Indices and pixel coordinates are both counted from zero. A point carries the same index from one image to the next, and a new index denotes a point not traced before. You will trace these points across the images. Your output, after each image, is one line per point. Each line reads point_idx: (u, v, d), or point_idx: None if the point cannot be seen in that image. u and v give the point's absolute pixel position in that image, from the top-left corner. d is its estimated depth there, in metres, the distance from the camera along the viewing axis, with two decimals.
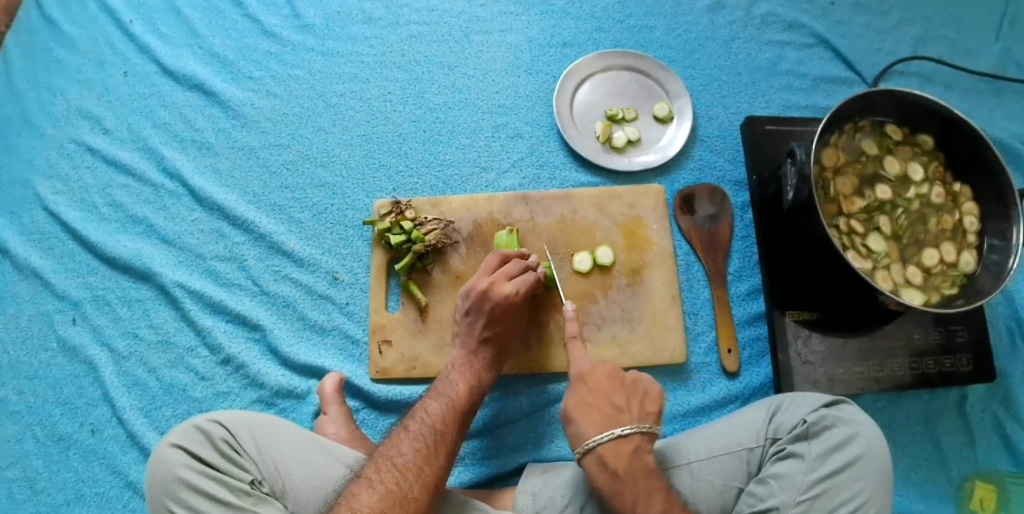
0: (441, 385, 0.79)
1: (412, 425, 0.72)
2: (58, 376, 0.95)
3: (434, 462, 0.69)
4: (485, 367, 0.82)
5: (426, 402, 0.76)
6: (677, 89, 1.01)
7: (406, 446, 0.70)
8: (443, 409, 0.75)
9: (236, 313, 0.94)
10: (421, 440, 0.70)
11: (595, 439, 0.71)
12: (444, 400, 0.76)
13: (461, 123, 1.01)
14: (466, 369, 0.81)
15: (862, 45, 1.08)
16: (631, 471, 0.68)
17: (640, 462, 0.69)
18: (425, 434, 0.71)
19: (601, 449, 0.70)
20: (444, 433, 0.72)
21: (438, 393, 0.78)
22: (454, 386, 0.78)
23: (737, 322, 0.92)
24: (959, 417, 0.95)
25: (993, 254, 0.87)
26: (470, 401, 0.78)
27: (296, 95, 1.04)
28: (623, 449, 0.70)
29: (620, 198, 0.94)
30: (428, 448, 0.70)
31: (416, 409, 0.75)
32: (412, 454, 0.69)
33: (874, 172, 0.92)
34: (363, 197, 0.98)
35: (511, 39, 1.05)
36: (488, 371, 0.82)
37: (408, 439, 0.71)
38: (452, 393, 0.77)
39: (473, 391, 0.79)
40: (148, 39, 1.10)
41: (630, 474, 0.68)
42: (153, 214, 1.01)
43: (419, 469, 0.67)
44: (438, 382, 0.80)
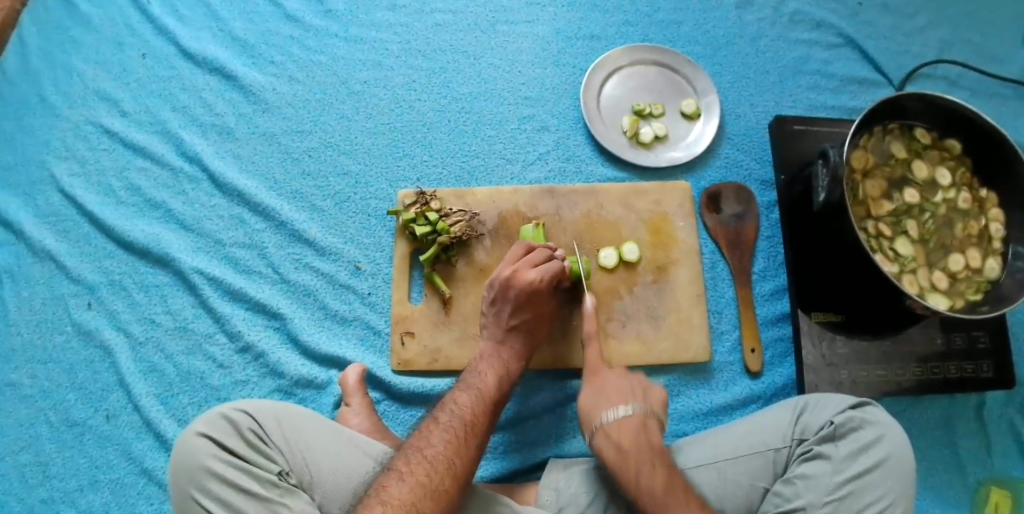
0: (469, 376, 0.78)
1: (441, 417, 0.71)
2: (73, 361, 0.94)
3: (464, 455, 0.68)
4: (512, 356, 0.81)
5: (455, 394, 0.75)
6: (705, 86, 1.00)
7: (436, 438, 0.68)
8: (472, 401, 0.74)
9: (256, 301, 0.93)
10: (451, 432, 0.69)
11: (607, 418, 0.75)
12: (473, 392, 0.75)
13: (486, 114, 1.00)
14: (495, 360, 0.80)
15: (890, 47, 1.08)
16: (634, 443, 0.71)
17: (644, 437, 0.72)
18: (454, 425, 0.70)
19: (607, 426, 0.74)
20: (474, 425, 0.71)
21: (466, 385, 0.76)
22: (483, 378, 0.77)
23: (761, 322, 0.92)
24: (976, 422, 0.95)
25: (1018, 261, 0.88)
26: (499, 392, 0.77)
27: (318, 81, 1.03)
28: (627, 424, 0.73)
29: (647, 194, 0.94)
30: (458, 440, 0.68)
31: (445, 401, 0.74)
32: (442, 446, 0.67)
33: (902, 175, 0.91)
34: (385, 186, 0.97)
35: (538, 31, 1.04)
36: (516, 360, 0.81)
37: (438, 430, 0.69)
38: (481, 384, 0.76)
39: (502, 382, 0.78)
40: (167, 20, 1.07)
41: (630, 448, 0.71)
42: (171, 198, 0.99)
43: (449, 461, 0.66)
44: (466, 373, 0.79)
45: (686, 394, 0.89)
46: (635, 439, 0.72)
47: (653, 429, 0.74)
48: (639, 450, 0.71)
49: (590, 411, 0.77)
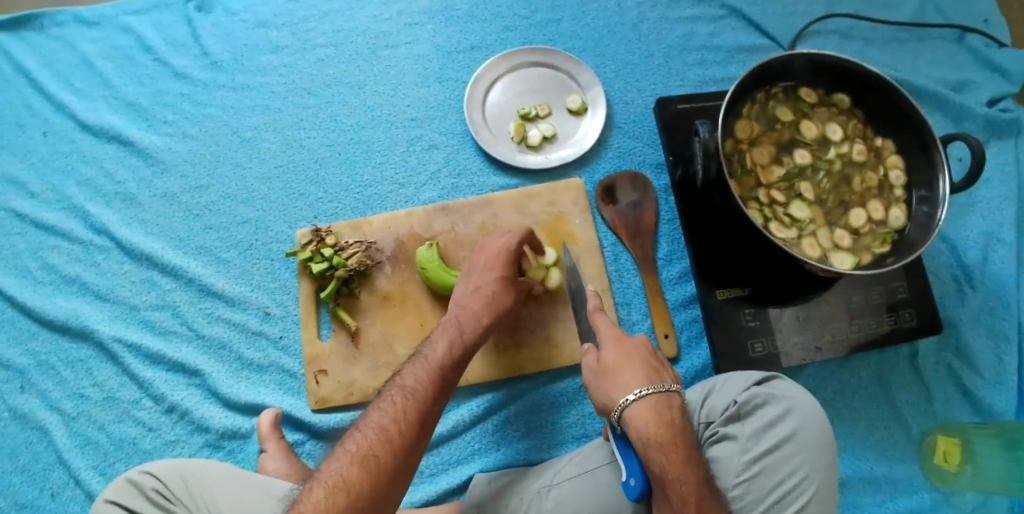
0: (426, 347, 0.74)
1: (387, 390, 0.69)
2: (12, 445, 0.95)
3: (401, 421, 0.65)
4: (474, 324, 0.76)
5: (405, 367, 0.72)
6: (588, 79, 1.00)
7: (374, 410, 0.66)
8: (419, 369, 0.70)
9: (174, 361, 0.94)
10: (388, 401, 0.67)
11: (644, 390, 0.67)
12: (421, 362, 0.71)
13: (375, 141, 1.00)
14: (452, 329, 0.75)
15: (774, 9, 1.07)
16: (668, 431, 0.65)
17: (682, 422, 0.67)
18: (395, 394, 0.67)
19: (653, 399, 0.67)
20: (418, 390, 0.68)
21: (418, 356, 0.73)
22: (438, 346, 0.73)
23: (673, 307, 0.91)
24: (913, 374, 0.93)
25: (922, 206, 0.85)
26: (452, 359, 0.72)
27: (211, 134, 1.04)
28: (653, 408, 0.66)
29: (540, 197, 0.93)
30: (395, 407, 0.66)
31: (397, 376, 0.71)
32: (377, 415, 0.65)
33: (790, 138, 0.90)
34: (285, 228, 0.98)
35: (419, 50, 1.04)
36: (478, 329, 0.76)
37: (381, 402, 0.67)
38: (430, 352, 0.72)
39: (454, 348, 0.73)
40: (63, 95, 1.09)
41: (681, 430, 0.66)
42: (86, 271, 1.01)
43: (382, 428, 0.64)
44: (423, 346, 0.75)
45: None
46: (682, 422, 0.67)
47: (674, 406, 0.68)
48: (674, 441, 0.65)
49: (607, 398, 0.70)
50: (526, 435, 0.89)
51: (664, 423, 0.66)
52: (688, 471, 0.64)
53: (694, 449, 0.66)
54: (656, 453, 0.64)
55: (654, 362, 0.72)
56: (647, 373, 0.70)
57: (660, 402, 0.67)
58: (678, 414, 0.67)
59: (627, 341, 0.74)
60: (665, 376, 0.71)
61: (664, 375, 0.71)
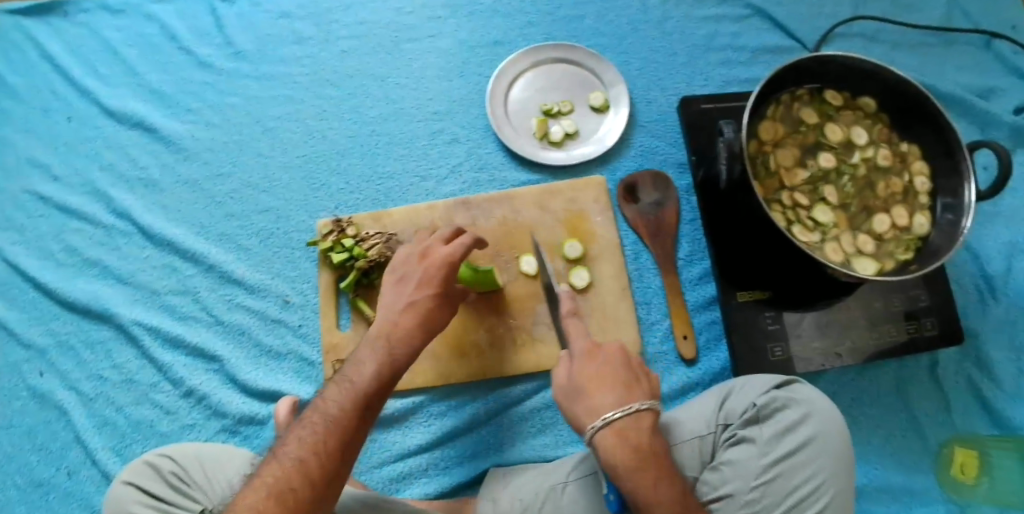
0: (347, 367, 0.68)
1: (307, 413, 0.63)
2: (32, 424, 0.96)
3: (321, 452, 0.59)
4: (409, 340, 0.70)
5: (327, 389, 0.65)
6: (612, 76, 0.99)
7: (293, 436, 0.61)
8: (342, 394, 0.64)
9: (194, 346, 0.95)
10: (308, 429, 0.61)
11: (613, 414, 0.66)
12: (343, 385, 0.65)
13: (397, 134, 1.00)
14: (377, 347, 0.69)
15: (802, 11, 1.06)
16: (640, 452, 0.65)
17: (656, 441, 0.66)
18: (315, 422, 0.62)
19: (620, 423, 0.66)
20: (339, 418, 0.62)
21: (341, 377, 0.67)
22: (362, 367, 0.67)
23: (692, 307, 0.91)
24: (931, 383, 0.92)
25: (946, 213, 0.84)
26: (382, 384, 0.66)
27: (233, 123, 1.04)
28: (625, 427, 0.66)
29: (561, 194, 0.93)
30: (315, 437, 0.60)
31: (318, 396, 0.66)
32: (294, 445, 0.60)
33: (815, 141, 0.89)
34: (306, 218, 0.98)
35: (442, 44, 1.04)
36: (413, 346, 0.70)
37: (300, 428, 0.61)
38: (356, 376, 0.66)
39: (382, 371, 0.66)
40: (87, 81, 1.09)
41: (652, 451, 0.65)
42: (107, 255, 1.02)
43: (299, 461, 0.58)
44: (347, 364, 0.69)
45: None
46: (653, 443, 0.66)
47: (649, 425, 0.67)
48: (647, 463, 0.64)
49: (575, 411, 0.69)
50: (541, 431, 0.89)
51: (631, 446, 0.65)
52: (661, 493, 0.63)
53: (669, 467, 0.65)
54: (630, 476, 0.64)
55: (626, 377, 0.70)
56: (615, 392, 0.69)
57: (631, 424, 0.66)
58: (652, 432, 0.66)
59: (598, 353, 0.72)
60: (635, 391, 0.69)
61: (634, 390, 0.69)
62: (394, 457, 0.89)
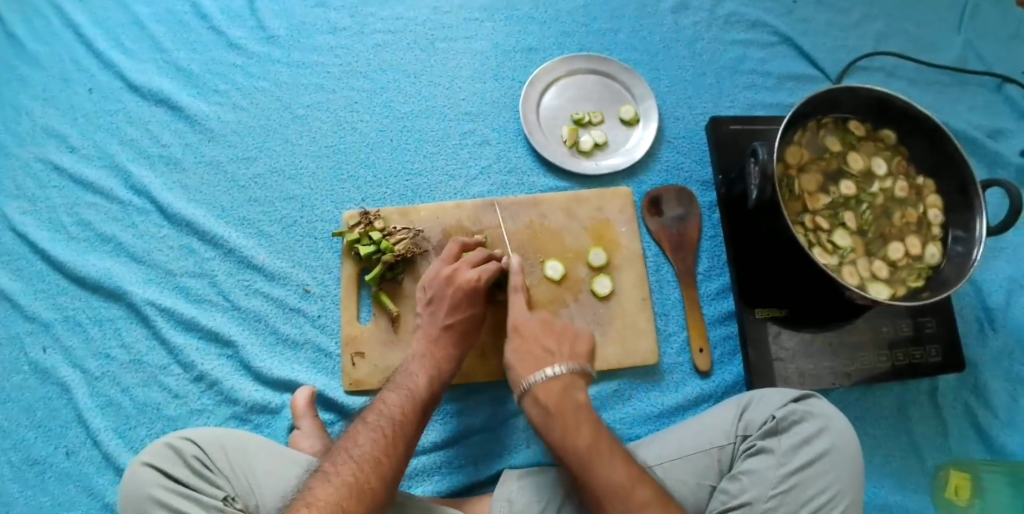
0: (401, 377, 0.78)
1: (370, 416, 0.73)
2: (30, 400, 0.92)
3: (392, 454, 0.69)
4: (446, 356, 0.81)
5: (385, 395, 0.76)
6: (642, 91, 1.02)
7: (363, 438, 0.70)
8: (402, 400, 0.75)
9: (208, 330, 0.93)
10: (379, 431, 0.70)
11: (532, 380, 0.75)
12: (404, 393, 0.76)
13: (428, 131, 1.01)
14: (427, 361, 0.80)
15: (824, 42, 1.10)
16: (561, 405, 0.72)
17: (570, 399, 0.73)
18: (383, 425, 0.71)
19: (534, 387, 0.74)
20: (403, 423, 0.72)
21: (397, 385, 0.77)
22: (414, 378, 0.78)
23: (709, 321, 0.93)
24: (931, 408, 0.96)
25: (957, 245, 0.88)
26: (431, 393, 0.77)
27: (262, 108, 1.04)
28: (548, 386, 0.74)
29: (587, 202, 0.95)
30: (386, 439, 0.70)
31: (375, 401, 0.76)
32: (369, 446, 0.69)
33: (837, 167, 0.92)
34: (331, 209, 0.98)
35: (476, 45, 1.06)
36: (450, 361, 0.81)
37: (367, 430, 0.71)
38: (412, 384, 0.77)
39: (434, 381, 0.78)
40: (113, 55, 1.07)
41: (558, 408, 0.72)
42: (122, 232, 0.99)
43: (376, 461, 0.67)
44: (397, 375, 0.80)
45: (636, 398, 0.89)
46: (563, 401, 0.73)
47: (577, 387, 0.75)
48: (566, 413, 0.72)
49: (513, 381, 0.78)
50: None
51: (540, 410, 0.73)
52: (577, 437, 0.69)
53: (586, 416, 0.72)
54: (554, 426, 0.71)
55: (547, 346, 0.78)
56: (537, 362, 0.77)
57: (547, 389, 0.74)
58: (565, 392, 0.74)
59: (524, 330, 0.81)
60: (558, 357, 0.77)
61: (557, 354, 0.77)
62: None
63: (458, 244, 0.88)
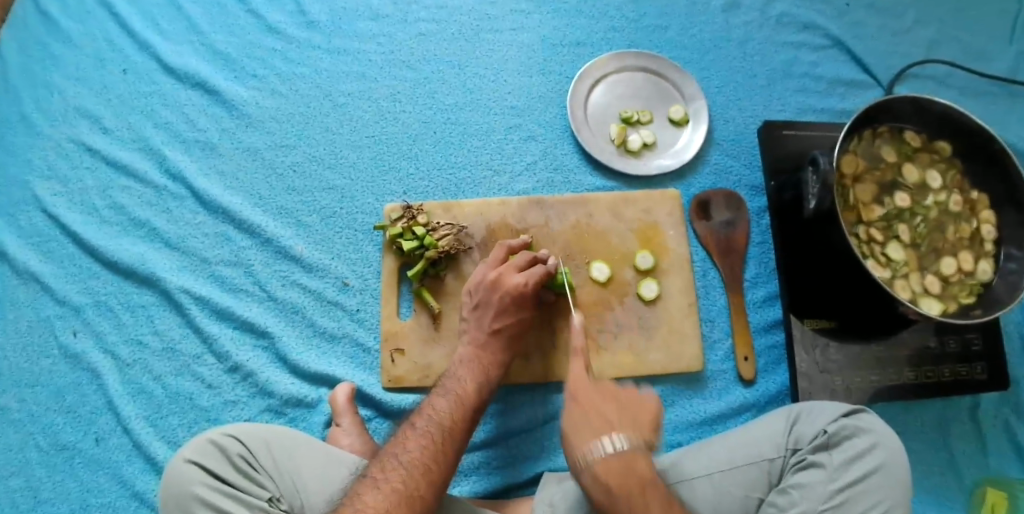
0: (447, 381, 0.77)
1: (417, 421, 0.70)
2: (60, 384, 0.90)
3: (442, 461, 0.67)
4: (493, 363, 0.80)
5: (433, 400, 0.74)
6: (693, 91, 1.00)
7: (413, 443, 0.67)
8: (450, 405, 0.73)
9: (243, 320, 0.91)
10: (428, 437, 0.68)
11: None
12: (452, 398, 0.74)
13: (472, 124, 0.99)
14: (475, 366, 0.78)
15: (877, 47, 1.08)
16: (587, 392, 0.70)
17: (581, 366, 0.73)
18: (432, 431, 0.69)
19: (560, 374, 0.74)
20: (453, 430, 0.70)
21: (445, 390, 0.75)
22: (462, 383, 0.76)
23: (754, 329, 0.92)
24: (970, 424, 0.95)
25: (1010, 263, 0.86)
26: (479, 398, 0.76)
27: (302, 94, 1.01)
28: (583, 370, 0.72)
29: (636, 203, 0.93)
30: (435, 445, 0.67)
31: (421, 406, 0.74)
32: (418, 451, 0.66)
33: (892, 179, 0.90)
34: (372, 200, 0.96)
35: (523, 38, 1.03)
36: (496, 367, 0.80)
37: (415, 435, 0.68)
38: (461, 390, 0.75)
39: (482, 388, 0.76)
40: (147, 35, 1.04)
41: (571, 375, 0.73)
42: (156, 216, 0.96)
43: (426, 467, 0.65)
44: (444, 379, 0.78)
45: (679, 405, 0.88)
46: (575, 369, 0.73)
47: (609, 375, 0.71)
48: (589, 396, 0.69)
49: None
50: None
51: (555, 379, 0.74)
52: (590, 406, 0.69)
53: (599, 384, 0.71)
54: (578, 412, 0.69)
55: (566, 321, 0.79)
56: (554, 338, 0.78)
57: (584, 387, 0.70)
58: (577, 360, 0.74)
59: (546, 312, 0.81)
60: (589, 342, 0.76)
61: (576, 330, 0.78)
62: None
63: (505, 248, 0.86)
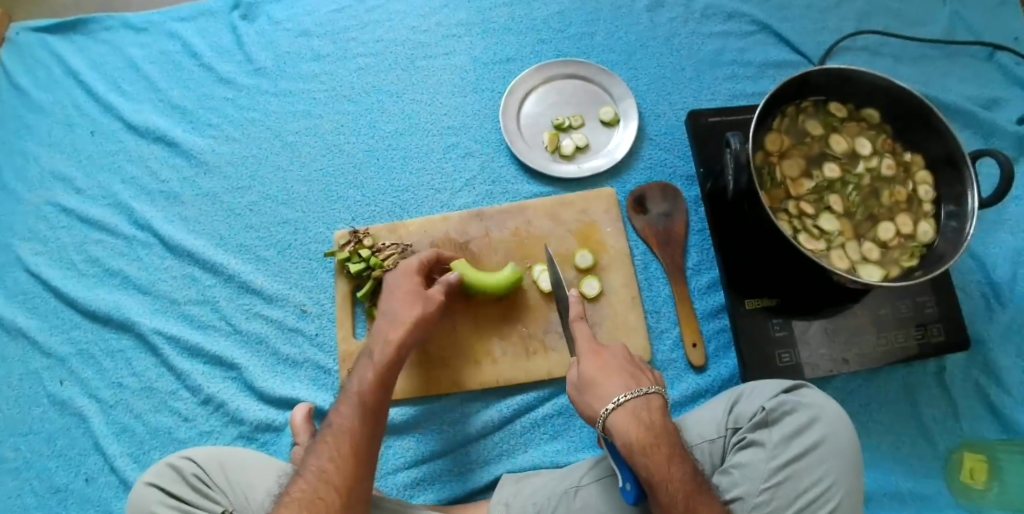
0: (348, 384, 0.77)
1: (321, 433, 0.72)
2: (51, 430, 0.96)
3: (339, 469, 0.68)
4: (400, 352, 0.79)
5: (337, 406, 0.75)
6: (621, 91, 1.03)
7: (311, 459, 0.69)
8: (349, 409, 0.73)
9: (212, 354, 0.96)
10: (324, 450, 0.70)
11: (625, 396, 0.67)
12: (350, 400, 0.74)
13: (412, 148, 1.04)
14: (372, 361, 0.77)
15: (804, 26, 1.09)
16: (662, 430, 0.66)
17: (666, 421, 0.68)
18: (329, 442, 0.70)
19: (635, 405, 0.67)
20: (349, 432, 0.71)
21: (347, 394, 0.75)
22: (359, 383, 0.75)
23: (701, 316, 0.93)
24: (938, 388, 0.93)
25: (950, 221, 0.85)
26: (382, 393, 0.75)
27: (253, 138, 1.08)
28: (653, 406, 0.68)
29: (572, 205, 0.96)
30: (331, 457, 0.69)
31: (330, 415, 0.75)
32: (314, 467, 0.68)
33: (820, 151, 0.91)
34: (323, 230, 1.01)
35: (456, 61, 1.08)
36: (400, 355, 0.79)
37: (316, 449, 0.71)
38: (358, 391, 0.74)
39: (381, 381, 0.76)
40: (111, 97, 1.12)
41: (662, 430, 0.66)
42: (128, 265, 1.03)
43: (320, 480, 0.67)
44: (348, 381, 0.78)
45: None
46: (665, 423, 0.67)
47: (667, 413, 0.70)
48: (665, 439, 0.66)
49: (599, 387, 0.69)
50: (554, 437, 0.89)
51: (645, 424, 0.66)
52: (678, 469, 0.64)
53: (678, 447, 0.66)
54: (655, 451, 0.65)
55: (630, 366, 0.71)
56: (626, 378, 0.70)
57: (672, 451, 0.65)
58: (663, 414, 0.68)
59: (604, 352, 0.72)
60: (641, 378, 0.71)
61: (639, 376, 0.71)
62: (410, 464, 0.89)
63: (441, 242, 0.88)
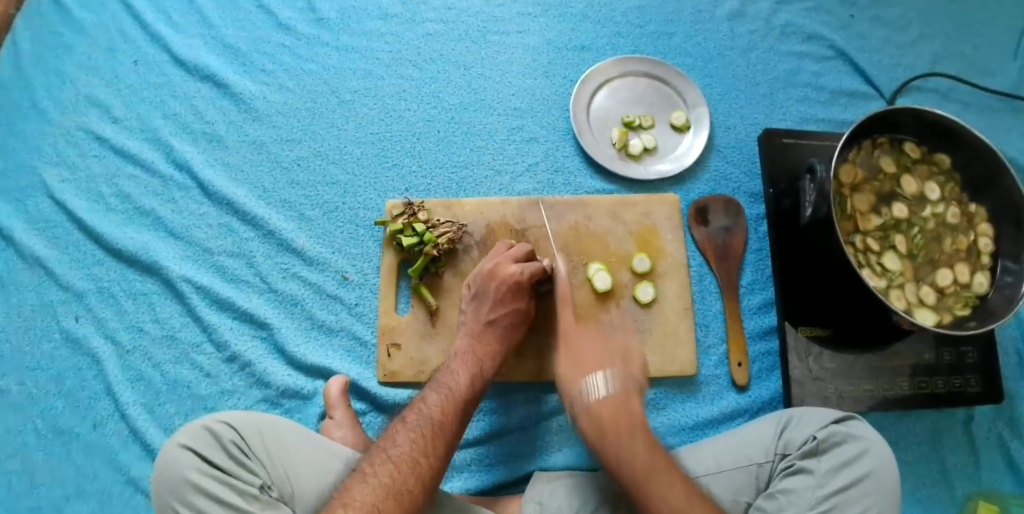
0: (442, 375, 0.77)
1: (409, 415, 0.71)
2: (61, 368, 0.91)
3: (431, 455, 0.67)
4: (490, 355, 0.80)
5: (425, 393, 0.74)
6: (695, 98, 1.02)
7: (402, 438, 0.68)
8: (442, 400, 0.73)
9: (243, 311, 0.92)
10: (418, 431, 0.69)
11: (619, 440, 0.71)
12: (444, 392, 0.74)
13: (475, 125, 1.00)
14: (468, 360, 0.79)
15: (880, 59, 1.08)
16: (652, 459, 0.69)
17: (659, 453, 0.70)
18: (422, 426, 0.69)
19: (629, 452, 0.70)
20: (442, 422, 0.70)
21: (438, 384, 0.75)
22: (455, 377, 0.76)
23: (748, 335, 0.92)
24: (963, 437, 0.95)
25: (1007, 276, 0.86)
26: (472, 391, 0.76)
27: (309, 90, 1.03)
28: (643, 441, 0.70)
29: (635, 206, 0.94)
30: (425, 440, 0.68)
31: (416, 399, 0.74)
32: (407, 446, 0.67)
33: (890, 189, 0.91)
34: (374, 197, 0.97)
35: (529, 41, 1.05)
36: (492, 358, 0.80)
37: (405, 431, 0.69)
38: (453, 383, 0.75)
39: (474, 380, 0.77)
40: (159, 26, 1.06)
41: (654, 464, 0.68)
42: (160, 206, 0.98)
43: (414, 461, 0.66)
44: (439, 373, 0.78)
45: (672, 408, 0.89)
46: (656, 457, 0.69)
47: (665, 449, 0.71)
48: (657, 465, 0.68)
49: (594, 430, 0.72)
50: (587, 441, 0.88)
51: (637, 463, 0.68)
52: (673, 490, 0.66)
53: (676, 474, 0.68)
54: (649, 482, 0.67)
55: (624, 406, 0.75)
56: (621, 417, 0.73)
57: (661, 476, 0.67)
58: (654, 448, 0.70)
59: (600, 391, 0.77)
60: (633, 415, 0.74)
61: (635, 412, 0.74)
62: None
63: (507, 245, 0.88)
